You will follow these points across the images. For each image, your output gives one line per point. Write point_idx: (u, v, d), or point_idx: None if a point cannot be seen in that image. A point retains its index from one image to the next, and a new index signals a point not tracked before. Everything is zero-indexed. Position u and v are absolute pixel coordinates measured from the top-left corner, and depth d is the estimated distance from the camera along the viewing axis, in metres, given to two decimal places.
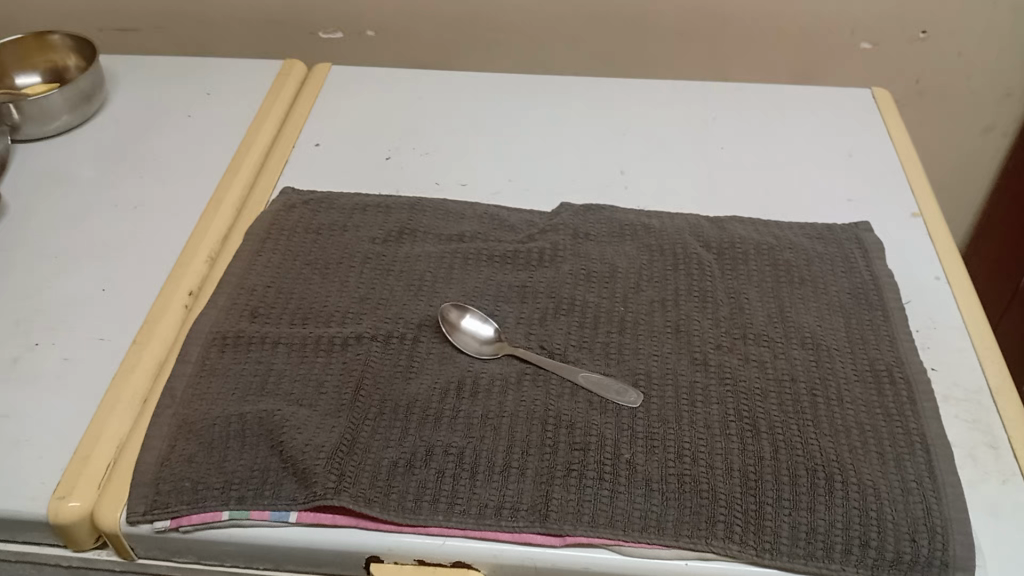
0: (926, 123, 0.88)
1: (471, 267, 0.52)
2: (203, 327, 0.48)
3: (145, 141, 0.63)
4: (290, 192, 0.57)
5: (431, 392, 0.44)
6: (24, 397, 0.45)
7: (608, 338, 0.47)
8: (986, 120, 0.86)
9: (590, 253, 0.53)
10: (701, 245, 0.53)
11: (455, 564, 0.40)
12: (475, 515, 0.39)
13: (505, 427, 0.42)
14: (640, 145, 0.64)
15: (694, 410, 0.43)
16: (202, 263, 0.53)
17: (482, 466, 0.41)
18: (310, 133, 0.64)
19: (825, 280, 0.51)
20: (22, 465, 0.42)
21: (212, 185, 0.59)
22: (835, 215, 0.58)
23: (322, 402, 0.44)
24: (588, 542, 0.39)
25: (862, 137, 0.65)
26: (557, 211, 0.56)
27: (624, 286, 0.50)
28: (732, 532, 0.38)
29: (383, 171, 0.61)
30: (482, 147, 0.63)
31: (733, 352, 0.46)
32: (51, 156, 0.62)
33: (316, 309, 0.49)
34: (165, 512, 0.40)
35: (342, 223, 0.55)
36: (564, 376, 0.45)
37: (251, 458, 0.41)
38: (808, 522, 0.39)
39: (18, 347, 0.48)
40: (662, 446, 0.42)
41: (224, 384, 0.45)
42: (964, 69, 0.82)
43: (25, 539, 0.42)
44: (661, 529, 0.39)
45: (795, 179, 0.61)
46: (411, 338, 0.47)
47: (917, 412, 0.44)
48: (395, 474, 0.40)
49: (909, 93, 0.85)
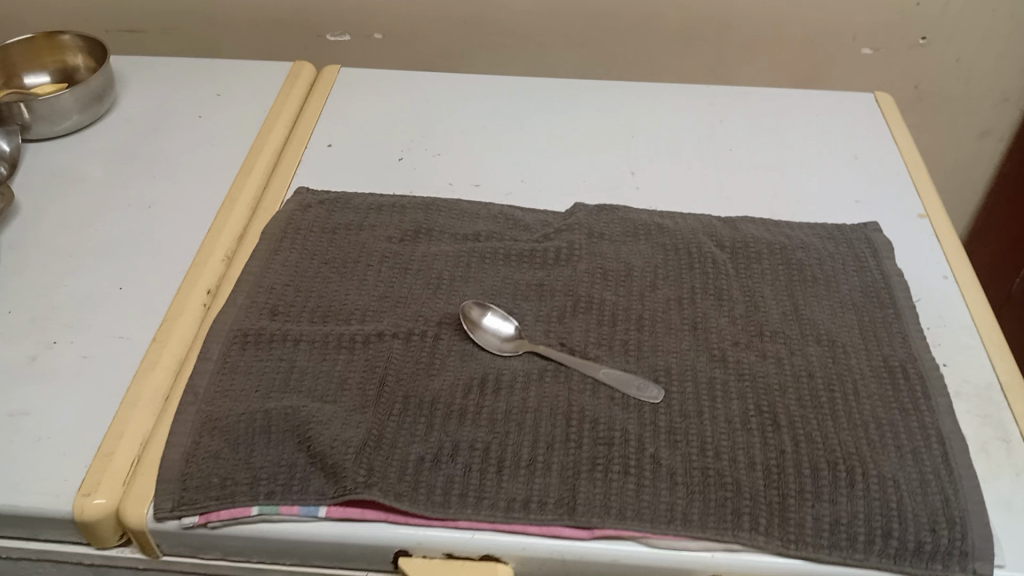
0: (925, 128, 0.89)
1: (488, 266, 0.52)
2: (223, 326, 0.48)
3: (156, 141, 0.63)
4: (305, 192, 0.58)
5: (455, 388, 0.45)
6: (45, 395, 0.45)
7: (627, 336, 0.48)
8: (983, 124, 0.88)
9: (605, 252, 0.53)
10: (714, 245, 0.53)
11: (482, 558, 0.40)
12: (503, 509, 0.39)
13: (529, 422, 0.43)
14: (650, 147, 0.65)
15: (715, 405, 0.44)
16: (218, 262, 0.53)
17: (508, 461, 0.41)
18: (322, 134, 0.64)
19: (837, 279, 0.52)
20: (44, 463, 0.42)
21: (225, 184, 0.60)
22: (842, 216, 0.59)
23: (347, 398, 0.44)
24: (615, 535, 0.39)
25: (867, 140, 0.66)
26: (571, 211, 0.57)
27: (640, 284, 0.51)
28: (757, 524, 0.39)
29: (396, 172, 0.61)
30: (493, 148, 0.64)
31: (750, 349, 0.47)
32: (63, 155, 0.62)
33: (335, 307, 0.49)
34: (193, 508, 0.40)
35: (358, 222, 0.55)
36: (585, 372, 0.46)
37: (278, 454, 0.41)
38: (831, 514, 0.39)
39: (36, 345, 0.48)
40: (684, 441, 0.42)
41: (247, 381, 0.45)
42: (963, 75, 0.83)
43: (46, 537, 0.42)
44: (687, 521, 0.39)
45: (803, 181, 0.62)
46: (431, 335, 0.47)
47: (932, 407, 0.45)
48: (422, 469, 0.41)
49: (909, 98, 0.86)
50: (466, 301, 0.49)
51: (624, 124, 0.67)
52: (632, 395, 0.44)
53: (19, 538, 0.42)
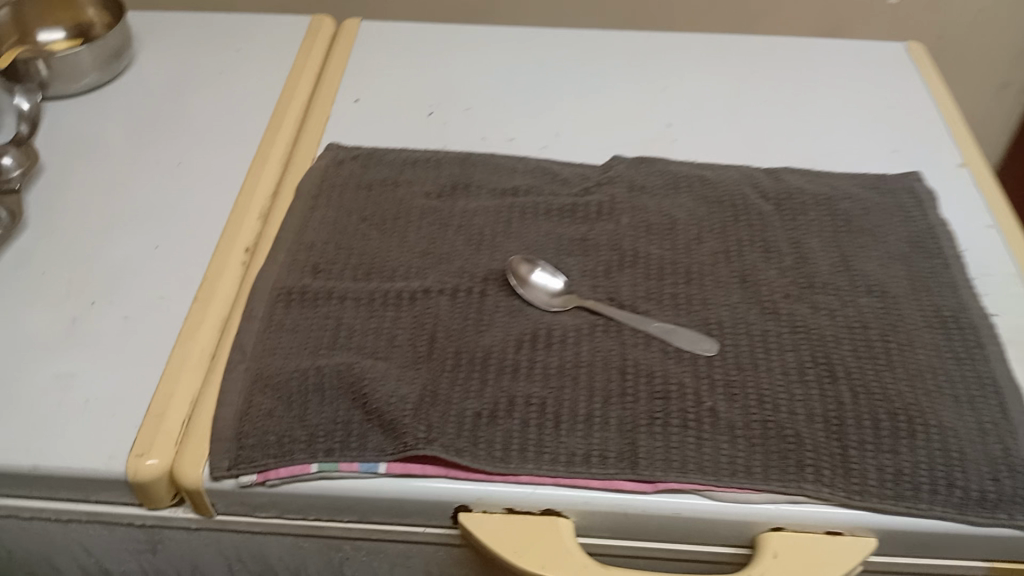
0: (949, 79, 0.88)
1: (530, 220, 0.51)
2: (265, 284, 0.47)
3: (180, 99, 0.62)
4: (337, 148, 0.56)
5: (507, 343, 0.44)
6: (89, 356, 0.44)
7: (676, 289, 0.47)
8: (1005, 74, 0.87)
9: (648, 205, 0.52)
10: (759, 196, 0.53)
11: (544, 512, 0.40)
12: (565, 463, 0.39)
13: (583, 376, 0.42)
14: (685, 99, 0.64)
15: (770, 357, 0.44)
16: (254, 220, 0.52)
17: (566, 415, 0.41)
18: (348, 88, 0.63)
19: (883, 230, 0.51)
20: (95, 424, 0.41)
21: (253, 141, 0.58)
22: (882, 167, 0.58)
23: (397, 355, 0.43)
24: (679, 488, 0.39)
25: (902, 90, 0.65)
26: (610, 164, 0.56)
27: (686, 237, 0.50)
28: (821, 475, 0.39)
29: (427, 127, 0.60)
30: (524, 102, 0.63)
31: (801, 300, 0.47)
32: (84, 114, 0.60)
33: (378, 264, 0.49)
34: (251, 466, 0.39)
35: (394, 178, 0.54)
36: (636, 326, 0.45)
37: (333, 411, 0.41)
38: (893, 464, 0.39)
39: (75, 306, 0.47)
40: (742, 394, 0.42)
41: (295, 339, 0.45)
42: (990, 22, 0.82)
43: (98, 500, 0.41)
44: (750, 473, 0.39)
45: (840, 131, 0.61)
46: (478, 291, 0.47)
47: (985, 356, 0.44)
48: (480, 424, 0.40)
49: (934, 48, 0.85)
50: (511, 257, 0.48)
51: (655, 76, 0.66)
52: (685, 349, 0.44)
53: (70, 501, 0.42)
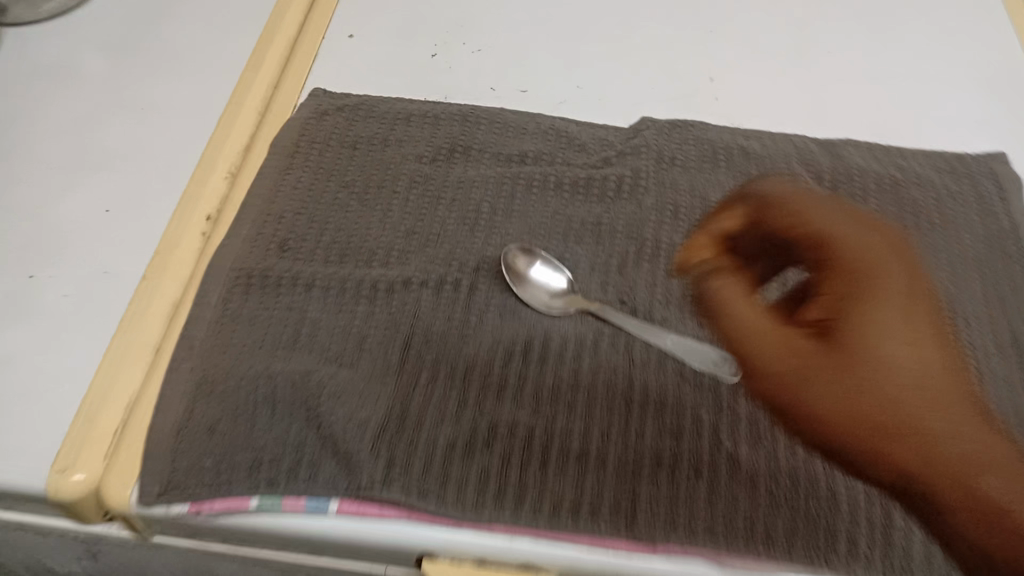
0: None
1: (536, 196, 0.44)
2: (225, 263, 0.41)
3: (151, 26, 0.54)
4: (322, 95, 0.49)
5: (493, 355, 0.37)
6: (20, 342, 0.39)
7: (701, 294, 0.40)
8: None
9: (677, 182, 0.44)
10: (812, 178, 0.44)
11: (521, 565, 0.34)
12: (548, 513, 0.33)
13: (581, 403, 0.36)
14: (733, 45, 0.54)
15: (806, 388, 0.37)
16: (220, 179, 0.45)
17: (556, 452, 0.35)
18: (343, 20, 0.55)
19: (958, 228, 0.43)
20: (19, 426, 0.36)
21: (230, 81, 0.51)
22: (964, 141, 0.48)
23: (365, 362, 0.37)
24: (683, 552, 0.33)
25: (997, 43, 0.55)
26: (637, 128, 0.47)
27: (719, 226, 0.42)
28: (857, 548, 0.32)
29: (428, 71, 0.51)
30: (545, 42, 0.54)
31: (851, 316, 0.39)
32: (43, 40, 0.53)
33: (353, 244, 0.42)
34: (182, 496, 0.34)
35: (382, 135, 0.46)
36: (649, 341, 0.38)
37: (282, 431, 0.35)
38: (941, 536, 0.33)
39: (11, 278, 0.41)
40: (768, 436, 0.35)
41: (251, 334, 0.38)
42: None
43: (23, 510, 0.37)
44: (769, 541, 0.32)
45: (918, 93, 0.51)
46: (466, 285, 0.40)
47: None
48: (452, 459, 0.34)
49: None
50: (510, 245, 0.41)
51: (702, 13, 0.56)
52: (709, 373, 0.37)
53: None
